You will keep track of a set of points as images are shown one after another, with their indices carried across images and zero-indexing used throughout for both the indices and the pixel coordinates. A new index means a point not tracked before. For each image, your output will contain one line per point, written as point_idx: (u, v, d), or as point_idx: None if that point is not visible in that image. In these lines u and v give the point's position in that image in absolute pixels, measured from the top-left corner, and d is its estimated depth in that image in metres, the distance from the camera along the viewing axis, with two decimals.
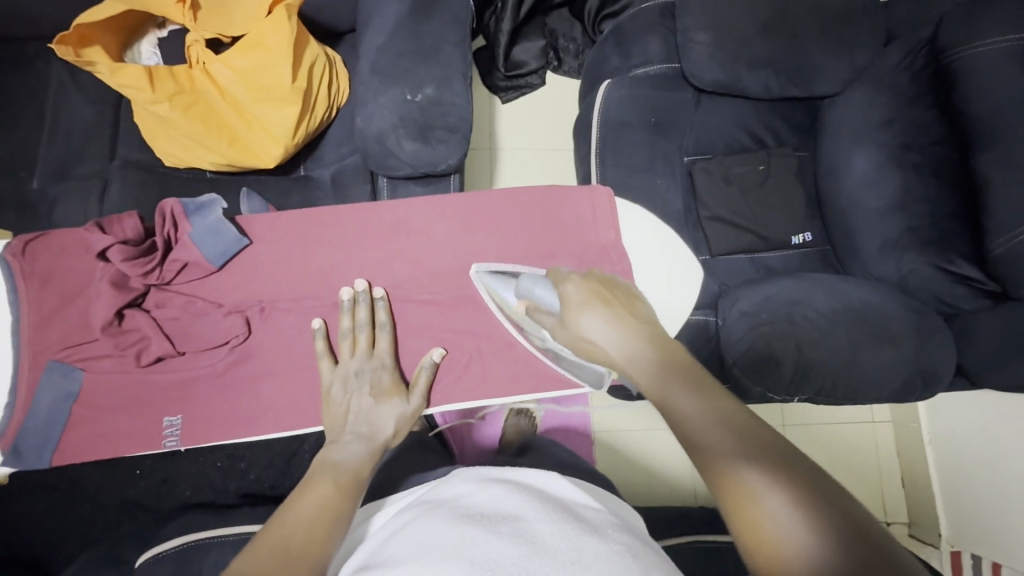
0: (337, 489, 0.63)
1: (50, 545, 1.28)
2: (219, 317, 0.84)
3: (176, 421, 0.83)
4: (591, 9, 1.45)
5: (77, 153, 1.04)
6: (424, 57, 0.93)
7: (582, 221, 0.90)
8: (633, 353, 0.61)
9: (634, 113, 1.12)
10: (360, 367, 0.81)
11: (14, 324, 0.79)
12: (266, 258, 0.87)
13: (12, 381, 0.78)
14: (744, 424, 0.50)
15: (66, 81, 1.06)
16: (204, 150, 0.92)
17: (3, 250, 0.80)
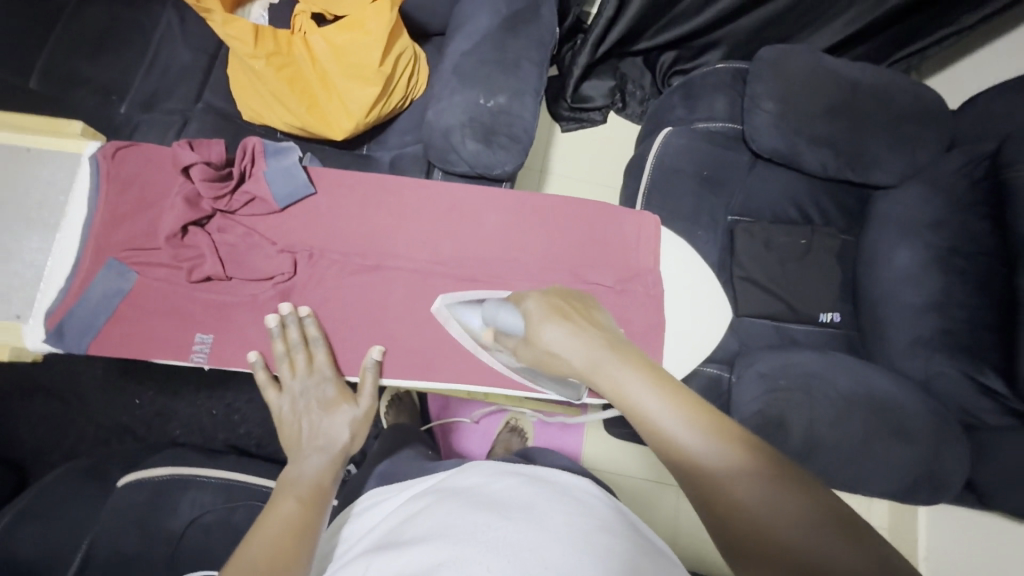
0: (302, 505, 0.64)
1: (37, 451, 1.31)
2: (271, 253, 0.87)
3: (207, 339, 0.85)
4: (664, 64, 1.53)
5: (167, 89, 1.12)
6: (504, 69, 0.99)
7: (626, 242, 0.92)
8: (597, 361, 0.57)
9: (687, 163, 1.15)
10: (303, 385, 0.80)
11: (88, 217, 0.85)
12: (324, 213, 0.91)
13: (72, 268, 0.83)
14: (750, 449, 0.47)
15: (175, 24, 1.15)
16: (283, 110, 0.98)
17: (96, 151, 0.87)
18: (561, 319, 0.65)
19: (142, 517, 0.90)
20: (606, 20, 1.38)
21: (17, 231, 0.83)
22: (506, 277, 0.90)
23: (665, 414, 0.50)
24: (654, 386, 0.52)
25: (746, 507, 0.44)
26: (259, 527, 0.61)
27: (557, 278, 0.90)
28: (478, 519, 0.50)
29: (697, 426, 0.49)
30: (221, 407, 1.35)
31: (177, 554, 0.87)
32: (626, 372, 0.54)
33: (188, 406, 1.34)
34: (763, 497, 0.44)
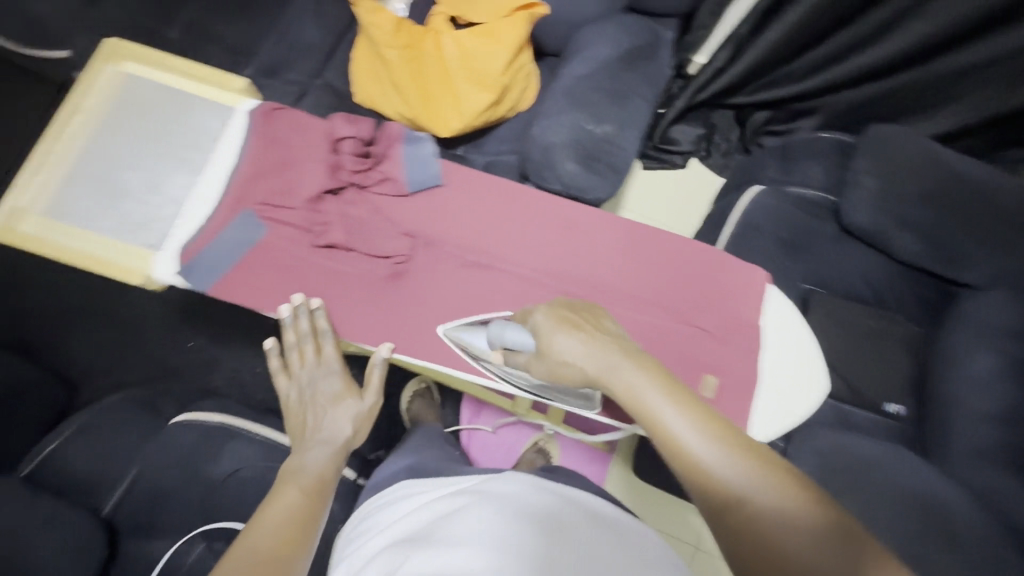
0: (306, 496, 0.67)
1: (90, 373, 1.37)
2: (394, 233, 0.91)
3: None
4: (755, 124, 1.54)
5: (291, 61, 1.18)
6: (614, 99, 1.01)
7: (734, 291, 0.90)
8: (610, 368, 0.64)
9: (772, 225, 1.15)
10: (311, 377, 0.82)
11: (235, 168, 0.90)
12: (446, 205, 0.94)
13: (212, 212, 0.88)
14: (764, 465, 0.55)
15: (310, 4, 1.22)
16: (398, 100, 1.03)
17: (255, 107, 0.92)
18: (581, 329, 0.70)
19: (187, 458, 0.91)
20: (714, 70, 1.39)
21: (169, 169, 0.90)
22: (602, 298, 0.89)
23: (690, 432, 0.58)
24: (669, 400, 0.60)
25: (765, 523, 0.52)
26: (261, 516, 0.63)
27: (658, 312, 0.89)
28: (519, 533, 0.57)
29: (718, 444, 0.56)
30: (265, 366, 1.38)
31: (213, 502, 0.90)
32: (642, 385, 0.62)
33: (236, 360, 1.38)
34: (779, 513, 0.52)
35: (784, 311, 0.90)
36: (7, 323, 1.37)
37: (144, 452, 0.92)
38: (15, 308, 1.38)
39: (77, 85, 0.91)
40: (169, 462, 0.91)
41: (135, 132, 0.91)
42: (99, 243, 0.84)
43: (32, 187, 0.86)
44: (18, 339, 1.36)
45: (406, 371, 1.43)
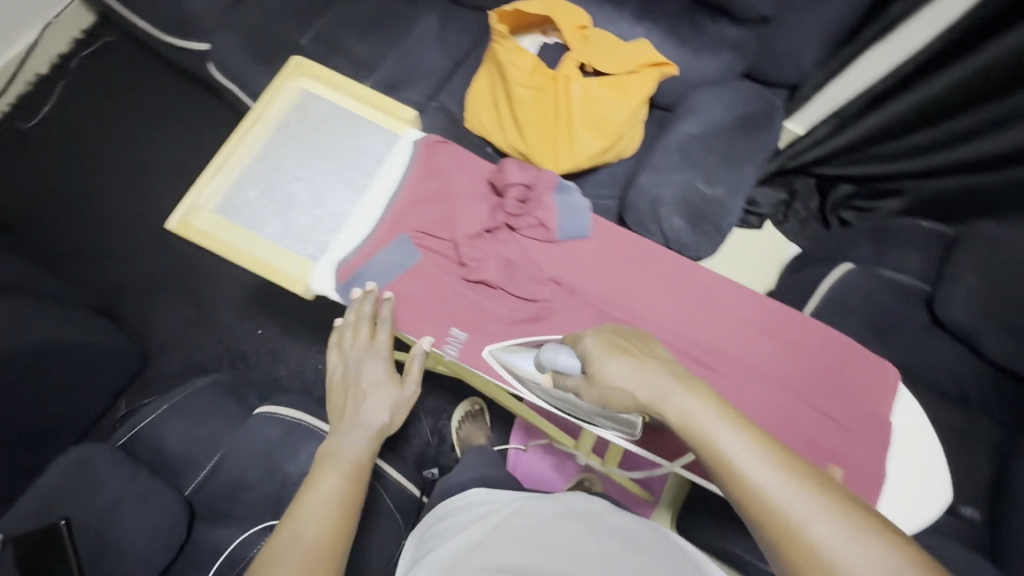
0: (346, 484, 0.68)
1: (162, 345, 1.42)
2: (541, 278, 0.89)
3: (459, 336, 0.86)
4: (839, 197, 1.47)
5: (410, 82, 1.24)
6: (727, 162, 1.02)
7: (867, 386, 0.82)
8: (663, 394, 0.61)
9: (860, 305, 1.13)
10: (357, 357, 0.82)
11: (394, 193, 0.92)
12: (587, 255, 0.90)
13: (369, 233, 0.89)
14: (833, 497, 0.50)
15: (434, 30, 1.28)
16: (515, 135, 1.06)
17: (419, 138, 0.94)
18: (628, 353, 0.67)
19: (267, 451, 0.93)
20: (813, 141, 1.39)
21: (334, 187, 0.91)
22: (728, 372, 0.84)
23: (750, 459, 0.52)
24: (730, 427, 0.55)
25: (833, 559, 0.47)
26: (304, 500, 0.65)
27: (787, 397, 0.82)
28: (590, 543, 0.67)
29: (784, 474, 0.51)
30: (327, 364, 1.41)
31: (284, 501, 0.90)
32: (699, 407, 0.57)
33: (300, 353, 1.42)
34: (849, 549, 0.47)
35: (917, 416, 0.83)
36: (97, 286, 1.44)
37: (228, 439, 0.95)
38: (106, 272, 1.45)
39: (265, 93, 0.94)
40: (251, 452, 0.93)
41: (309, 144, 0.93)
42: (264, 247, 0.86)
43: (209, 185, 0.89)
44: (104, 302, 1.43)
45: (461, 390, 1.43)
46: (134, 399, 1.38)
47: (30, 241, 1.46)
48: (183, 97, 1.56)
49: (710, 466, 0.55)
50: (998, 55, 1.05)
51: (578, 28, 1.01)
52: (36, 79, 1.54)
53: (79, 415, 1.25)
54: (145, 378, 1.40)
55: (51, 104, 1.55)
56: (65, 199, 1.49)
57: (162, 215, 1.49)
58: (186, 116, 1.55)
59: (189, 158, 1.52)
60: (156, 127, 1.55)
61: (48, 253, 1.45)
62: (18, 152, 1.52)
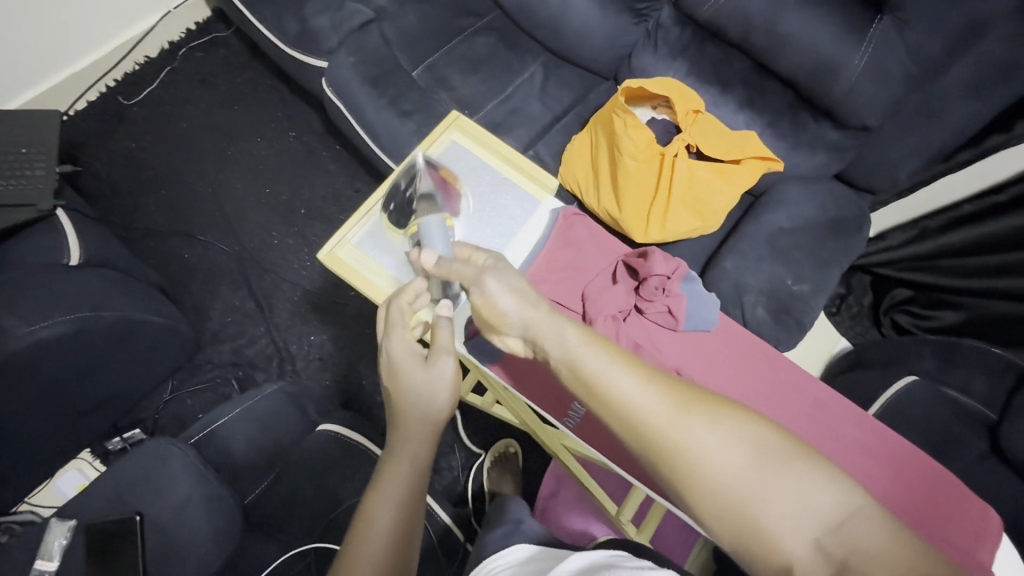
0: (407, 497, 0.68)
1: (216, 334, 1.43)
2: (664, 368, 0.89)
3: (579, 410, 0.91)
4: (896, 299, 1.44)
5: (510, 126, 1.28)
6: (815, 262, 1.05)
7: (973, 531, 0.79)
8: (544, 326, 0.66)
9: (923, 420, 1.13)
10: (400, 348, 0.76)
11: (529, 259, 0.95)
12: (707, 350, 0.91)
13: None
14: (688, 396, 0.55)
15: (538, 80, 1.33)
16: (611, 199, 1.09)
17: (561, 210, 0.98)
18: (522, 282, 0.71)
19: (326, 471, 0.93)
20: (884, 245, 1.41)
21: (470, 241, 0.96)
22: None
23: (632, 392, 0.56)
24: (613, 361, 0.60)
25: (704, 457, 0.51)
26: (365, 526, 0.65)
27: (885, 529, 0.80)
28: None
29: (661, 398, 0.55)
30: (372, 381, 1.41)
31: (335, 529, 0.89)
32: (588, 351, 0.61)
33: (348, 366, 1.42)
34: (719, 442, 0.51)
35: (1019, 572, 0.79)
36: (165, 266, 1.47)
37: (293, 453, 0.95)
38: (177, 255, 1.48)
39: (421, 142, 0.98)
40: (312, 468, 0.93)
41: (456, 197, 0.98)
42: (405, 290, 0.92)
43: (360, 221, 0.95)
44: (169, 283, 1.45)
45: (497, 429, 1.42)
46: (181, 383, 1.40)
47: (111, 212, 1.50)
48: (279, 100, 1.62)
49: (600, 410, 0.58)
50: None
51: (693, 112, 1.05)
52: (144, 60, 1.61)
53: (129, 394, 1.26)
54: (193, 364, 1.41)
55: (153, 85, 1.61)
56: (150, 177, 1.54)
57: (239, 209, 1.53)
58: (278, 117, 1.60)
59: (275, 158, 1.57)
60: (248, 123, 1.60)
61: (126, 226, 1.49)
62: (113, 124, 1.57)
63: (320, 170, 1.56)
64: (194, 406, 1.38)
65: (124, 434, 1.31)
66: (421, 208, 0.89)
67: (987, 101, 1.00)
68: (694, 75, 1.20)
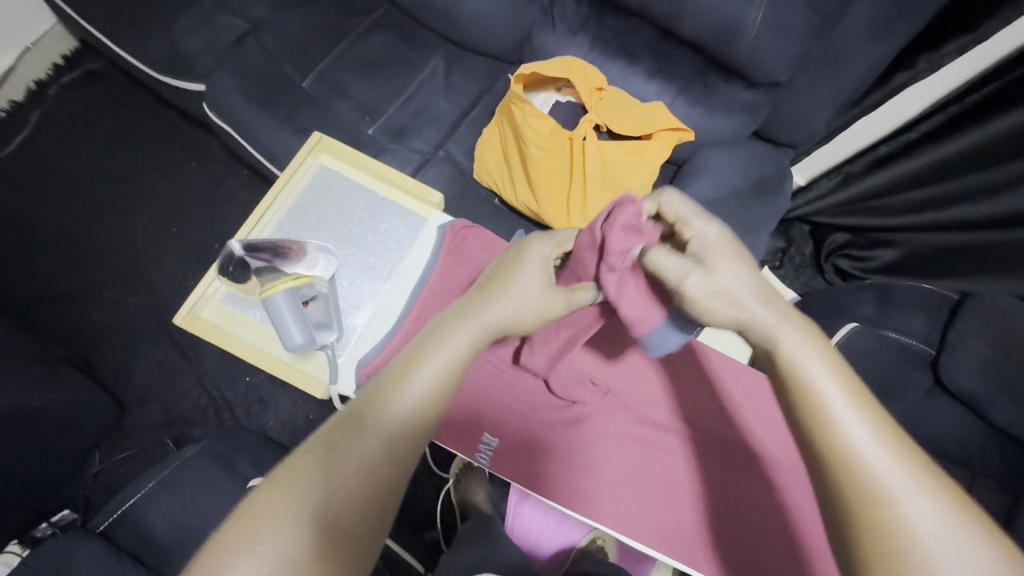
0: (439, 387, 0.57)
1: (140, 393, 1.33)
2: (577, 383, 0.95)
3: (491, 442, 0.94)
4: (834, 244, 1.46)
5: (416, 128, 1.19)
6: (742, 229, 1.03)
7: None
8: (772, 333, 0.55)
9: (867, 368, 1.14)
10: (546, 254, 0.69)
11: (418, 287, 0.90)
12: (623, 355, 0.98)
13: (391, 332, 0.88)
14: (935, 481, 0.46)
15: (441, 74, 1.24)
16: (527, 192, 1.05)
17: (448, 223, 0.93)
18: (749, 268, 0.58)
19: None
20: (815, 196, 1.42)
21: (357, 275, 0.93)
22: (766, 477, 0.90)
23: (869, 442, 0.47)
24: (851, 399, 0.50)
25: (926, 550, 0.43)
26: (387, 397, 0.55)
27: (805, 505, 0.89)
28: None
29: (881, 440, 0.47)
30: (318, 415, 1.34)
31: None
32: (827, 379, 0.51)
33: (290, 403, 1.34)
34: (923, 510, 0.44)
35: None
36: (71, 330, 1.35)
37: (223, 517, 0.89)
38: (83, 315, 1.36)
39: (282, 171, 0.95)
40: None
41: (335, 230, 0.95)
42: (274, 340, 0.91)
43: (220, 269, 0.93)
44: (79, 346, 1.34)
45: None
46: (110, 452, 1.29)
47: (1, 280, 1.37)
48: (170, 130, 1.49)
49: (793, 405, 0.51)
50: (1001, 128, 1.05)
51: (597, 90, 1.00)
52: (11, 105, 1.46)
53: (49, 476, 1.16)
54: (121, 430, 1.31)
55: (25, 133, 1.46)
56: (39, 233, 1.40)
57: (145, 255, 1.41)
58: (172, 148, 1.48)
59: (176, 193, 1.45)
60: (140, 159, 1.47)
61: (21, 292, 1.36)
62: None
63: (228, 200, 1.45)
64: (129, 475, 1.28)
65: (51, 518, 1.18)
66: (268, 282, 0.84)
67: (890, 43, 0.97)
68: (598, 50, 1.14)
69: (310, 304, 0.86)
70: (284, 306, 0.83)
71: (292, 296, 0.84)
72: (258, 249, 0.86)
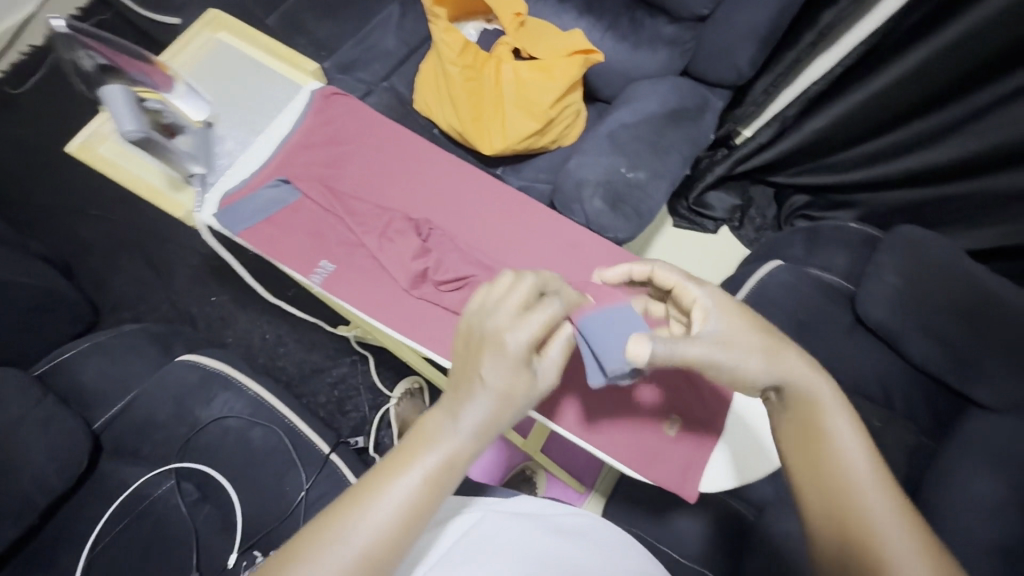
0: (425, 487, 0.50)
1: (114, 303, 1.45)
2: (412, 220, 0.95)
3: (326, 268, 0.93)
4: (794, 204, 1.46)
5: (365, 61, 1.28)
6: (654, 151, 1.06)
7: None
8: (811, 385, 0.58)
9: (785, 299, 1.14)
10: (523, 317, 0.56)
11: (283, 140, 1.02)
12: (471, 204, 0.98)
13: (253, 172, 1.00)
14: (931, 539, 0.49)
15: (394, 15, 1.32)
16: (452, 114, 1.12)
17: (316, 87, 1.06)
18: (755, 328, 0.62)
19: (185, 394, 0.97)
20: (758, 145, 1.37)
21: (238, 134, 1.06)
22: None
23: (870, 492, 0.52)
24: (863, 451, 0.54)
25: None
26: (394, 471, 0.50)
27: None
28: (565, 550, 0.56)
29: (884, 489, 0.52)
30: (273, 334, 1.45)
31: (193, 442, 0.94)
32: (847, 431, 0.55)
33: (248, 320, 1.45)
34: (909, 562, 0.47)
35: None
36: (62, 246, 1.49)
37: (147, 381, 0.99)
38: (74, 232, 1.51)
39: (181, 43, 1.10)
40: (169, 390, 0.97)
41: (218, 91, 1.09)
42: (155, 174, 1.04)
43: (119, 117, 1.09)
44: (66, 259, 1.48)
45: (399, 367, 1.43)
46: None
47: (7, 200, 1.53)
48: None
49: (809, 452, 0.56)
50: (944, 43, 1.04)
51: (515, 15, 1.07)
52: (29, 50, 1.64)
53: None
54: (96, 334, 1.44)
55: (38, 74, 1.63)
56: (42, 159, 1.57)
57: None
58: None
59: None
60: None
61: (23, 210, 1.52)
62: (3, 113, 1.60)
63: None
64: None
65: None
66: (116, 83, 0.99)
67: None
68: None
69: (178, 133, 1.01)
70: (115, 104, 0.92)
71: (123, 94, 0.93)
72: (91, 46, 0.97)
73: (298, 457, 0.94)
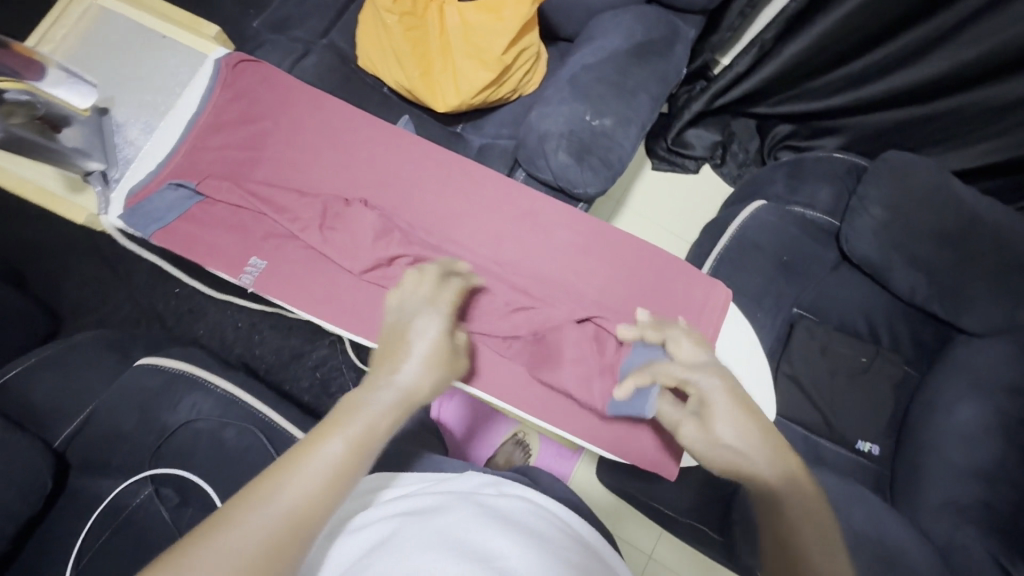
0: (349, 450, 0.50)
1: (71, 306, 1.38)
2: (348, 202, 0.89)
3: (258, 265, 0.87)
4: (777, 135, 1.37)
5: (300, 17, 1.14)
6: (620, 93, 0.97)
7: (688, 302, 0.86)
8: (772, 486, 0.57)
9: (769, 242, 1.08)
10: (416, 301, 0.66)
11: (193, 125, 0.96)
12: (409, 175, 0.91)
13: (157, 168, 0.93)
14: None
15: None
16: (399, 69, 1.01)
17: (223, 58, 0.98)
18: (739, 433, 0.60)
19: (148, 401, 0.93)
20: (736, 75, 1.26)
21: (149, 123, 0.99)
22: (585, 296, 0.86)
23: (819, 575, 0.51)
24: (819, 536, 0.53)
25: None
26: (319, 438, 0.50)
27: (613, 315, 0.85)
28: (498, 539, 0.47)
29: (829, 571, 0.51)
30: (246, 322, 1.39)
31: (165, 448, 0.91)
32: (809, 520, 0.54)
33: (217, 311, 1.39)
34: None
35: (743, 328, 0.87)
36: (7, 250, 1.40)
37: (109, 391, 0.94)
38: (18, 235, 1.41)
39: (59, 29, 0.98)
40: (132, 399, 0.93)
41: (123, 74, 1.01)
42: (52, 178, 0.96)
43: None
44: (14, 264, 1.39)
45: None
46: None
47: None
48: None
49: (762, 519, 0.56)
50: None
51: None
52: None
53: None
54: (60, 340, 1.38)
55: None
56: None
57: None
58: None
59: None
60: None
61: None
62: None
63: None
64: None
65: None
66: None
67: None
68: None
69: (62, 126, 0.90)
70: None
71: None
72: None
73: (277, 453, 0.90)
